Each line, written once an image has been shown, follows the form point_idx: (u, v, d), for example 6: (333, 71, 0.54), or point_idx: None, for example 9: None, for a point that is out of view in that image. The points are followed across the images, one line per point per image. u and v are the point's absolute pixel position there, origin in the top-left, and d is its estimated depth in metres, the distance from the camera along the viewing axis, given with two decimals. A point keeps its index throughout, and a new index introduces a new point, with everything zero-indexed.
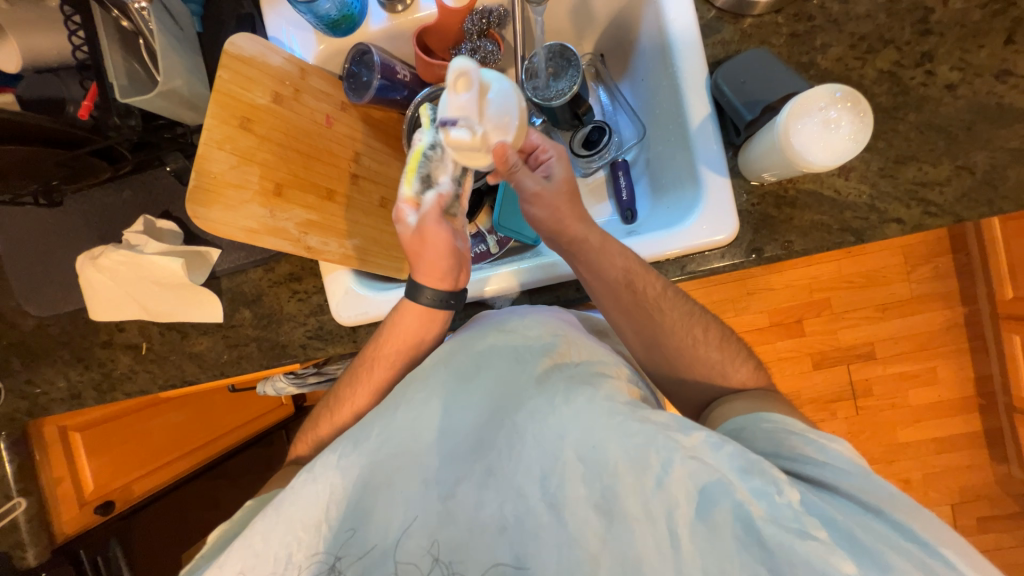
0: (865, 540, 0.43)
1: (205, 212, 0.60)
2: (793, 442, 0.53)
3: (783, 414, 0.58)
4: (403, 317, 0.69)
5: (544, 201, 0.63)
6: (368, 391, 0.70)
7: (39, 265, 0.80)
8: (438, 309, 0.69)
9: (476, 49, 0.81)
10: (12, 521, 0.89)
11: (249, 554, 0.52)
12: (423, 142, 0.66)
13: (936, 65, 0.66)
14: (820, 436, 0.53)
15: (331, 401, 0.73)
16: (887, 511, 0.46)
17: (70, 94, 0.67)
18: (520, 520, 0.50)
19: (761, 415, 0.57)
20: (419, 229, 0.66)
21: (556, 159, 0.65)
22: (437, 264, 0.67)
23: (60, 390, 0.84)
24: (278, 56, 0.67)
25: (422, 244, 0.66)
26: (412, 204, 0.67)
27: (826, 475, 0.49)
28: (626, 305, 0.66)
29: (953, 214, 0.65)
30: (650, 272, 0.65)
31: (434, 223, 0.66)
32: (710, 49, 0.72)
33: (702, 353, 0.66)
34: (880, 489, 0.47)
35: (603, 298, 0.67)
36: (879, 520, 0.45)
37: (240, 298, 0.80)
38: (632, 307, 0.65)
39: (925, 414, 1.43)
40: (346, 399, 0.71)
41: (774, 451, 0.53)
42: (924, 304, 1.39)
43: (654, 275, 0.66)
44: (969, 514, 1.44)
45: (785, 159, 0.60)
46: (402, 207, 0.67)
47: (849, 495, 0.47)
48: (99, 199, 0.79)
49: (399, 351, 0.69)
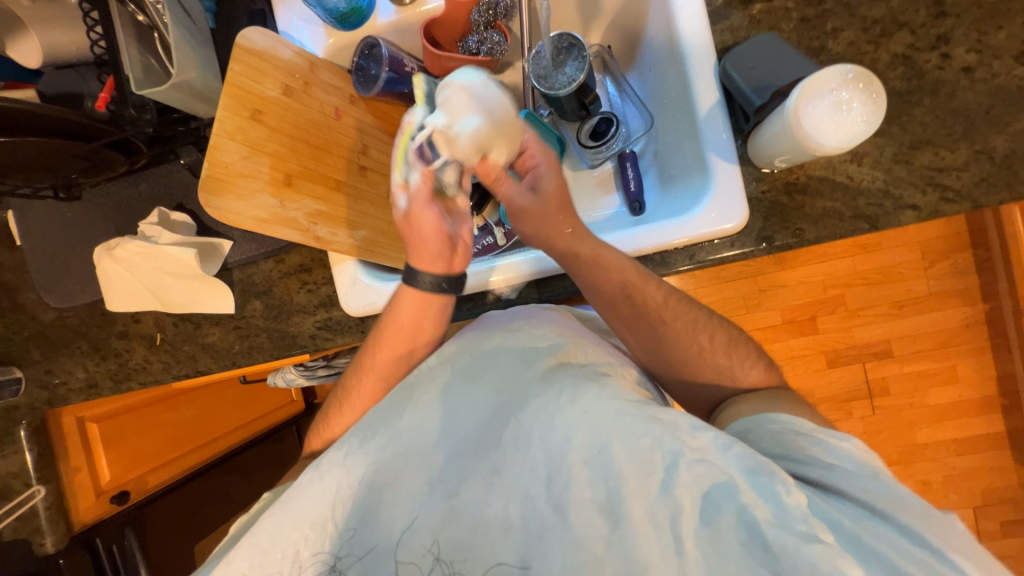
0: (874, 545, 0.42)
1: (216, 201, 0.61)
2: (800, 444, 0.51)
3: (791, 413, 0.56)
4: (401, 301, 0.69)
5: (528, 219, 0.67)
6: (373, 378, 0.70)
7: (59, 258, 0.82)
8: (435, 292, 0.69)
9: (482, 41, 0.82)
10: (32, 508, 0.92)
11: (257, 550, 0.52)
12: (412, 125, 0.65)
13: (952, 48, 0.65)
14: (828, 435, 0.52)
15: (340, 393, 0.73)
16: (895, 515, 0.44)
17: (88, 88, 0.69)
18: (525, 522, 0.49)
19: (768, 415, 0.55)
20: (409, 214, 0.67)
21: (545, 169, 0.68)
22: (429, 248, 0.68)
23: (78, 381, 0.86)
24: (287, 49, 0.68)
25: (411, 227, 0.68)
26: (402, 189, 0.68)
27: (833, 479, 0.48)
28: (626, 315, 0.66)
29: (971, 200, 0.63)
30: (647, 278, 0.65)
31: (424, 205, 0.67)
32: (718, 36, 0.72)
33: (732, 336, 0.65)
34: (887, 491, 0.46)
35: (602, 309, 0.67)
36: (885, 524, 0.44)
37: (251, 289, 0.81)
38: (631, 317, 0.66)
39: (944, 414, 1.39)
40: (354, 394, 0.71)
41: (781, 452, 0.51)
42: (943, 301, 1.36)
43: (652, 280, 0.66)
44: (991, 518, 1.39)
45: (795, 143, 0.59)
46: (393, 192, 0.68)
47: (856, 498, 0.46)
48: (114, 193, 0.81)
49: (399, 330, 0.69)
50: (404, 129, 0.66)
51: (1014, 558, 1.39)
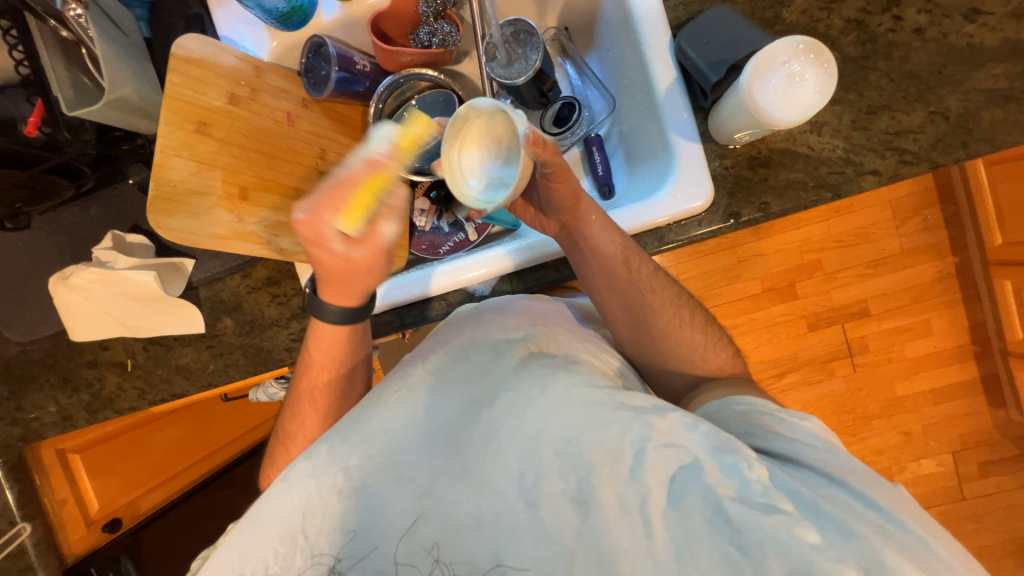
0: (830, 510, 0.43)
1: (170, 221, 0.59)
2: (764, 422, 0.53)
3: (756, 396, 0.58)
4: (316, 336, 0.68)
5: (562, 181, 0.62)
6: (313, 412, 0.68)
7: (14, 290, 0.79)
8: (346, 323, 0.65)
9: (433, 33, 0.81)
10: (19, 546, 0.90)
11: (226, 568, 0.50)
12: (385, 170, 0.58)
13: (903, 9, 0.65)
14: (790, 414, 0.54)
15: (285, 436, 0.70)
16: (850, 481, 0.46)
17: (19, 112, 0.66)
18: (497, 518, 0.48)
19: (733, 398, 0.57)
20: (355, 262, 0.60)
21: None
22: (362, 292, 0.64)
23: (51, 414, 0.83)
24: (229, 55, 0.65)
25: (351, 273, 0.61)
26: (342, 234, 0.58)
27: (794, 451, 0.50)
28: (618, 283, 0.65)
29: (929, 161, 0.64)
30: (642, 253, 0.66)
31: (377, 260, 0.61)
32: (673, 11, 0.70)
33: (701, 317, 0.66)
34: (843, 462, 0.48)
35: (593, 276, 0.66)
36: (841, 489, 0.46)
37: (220, 306, 0.79)
38: (607, 286, 0.66)
39: (922, 366, 1.44)
40: (298, 435, 0.68)
41: (745, 430, 0.53)
42: (915, 258, 1.39)
43: (643, 257, 0.66)
44: (969, 461, 1.45)
45: (752, 119, 0.59)
46: (328, 233, 0.57)
47: (815, 468, 0.48)
48: (65, 219, 0.78)
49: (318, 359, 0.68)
50: (372, 171, 0.57)
51: (994, 496, 1.44)
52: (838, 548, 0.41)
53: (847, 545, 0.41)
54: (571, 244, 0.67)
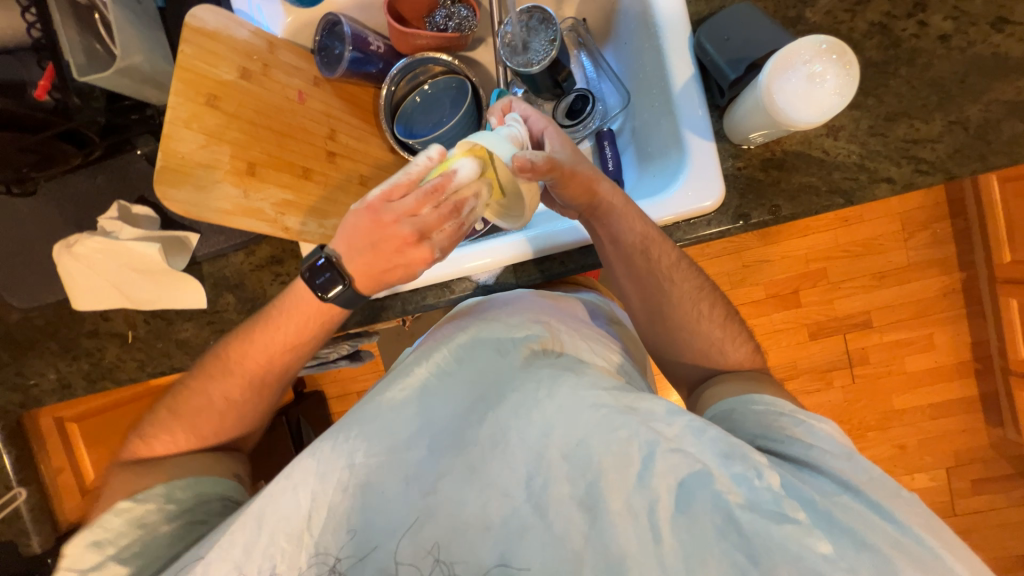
0: (843, 520, 0.43)
1: (175, 193, 0.59)
2: (781, 424, 0.53)
3: (774, 394, 0.57)
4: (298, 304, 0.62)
5: (573, 183, 0.59)
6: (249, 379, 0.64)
7: (18, 256, 0.79)
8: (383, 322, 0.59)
9: (449, 16, 0.81)
10: (14, 510, 0.90)
11: (230, 568, 0.49)
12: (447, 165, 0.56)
13: (929, 15, 0.63)
14: (808, 417, 0.53)
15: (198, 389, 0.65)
16: (865, 490, 0.46)
17: (30, 75, 0.67)
18: (505, 521, 0.47)
19: (750, 398, 0.56)
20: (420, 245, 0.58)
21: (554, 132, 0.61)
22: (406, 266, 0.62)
23: (51, 381, 0.83)
24: (243, 29, 0.64)
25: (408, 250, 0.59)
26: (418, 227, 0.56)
27: (810, 456, 0.49)
28: (635, 269, 0.64)
29: (944, 171, 0.63)
30: (666, 240, 0.64)
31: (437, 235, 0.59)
32: (694, 6, 0.70)
33: (705, 312, 0.65)
34: (861, 471, 0.47)
35: (615, 263, 0.66)
36: (857, 499, 0.45)
37: (223, 282, 0.79)
38: (631, 274, 0.65)
39: (922, 380, 1.43)
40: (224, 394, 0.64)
41: (762, 432, 0.53)
42: (922, 271, 1.38)
43: (667, 243, 0.64)
44: (963, 477, 1.45)
45: (769, 119, 0.58)
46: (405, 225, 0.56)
47: (831, 475, 0.47)
48: (71, 187, 0.78)
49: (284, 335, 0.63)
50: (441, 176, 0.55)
51: (984, 514, 1.44)
52: (850, 559, 0.41)
53: (859, 555, 0.42)
54: (591, 230, 0.66)
